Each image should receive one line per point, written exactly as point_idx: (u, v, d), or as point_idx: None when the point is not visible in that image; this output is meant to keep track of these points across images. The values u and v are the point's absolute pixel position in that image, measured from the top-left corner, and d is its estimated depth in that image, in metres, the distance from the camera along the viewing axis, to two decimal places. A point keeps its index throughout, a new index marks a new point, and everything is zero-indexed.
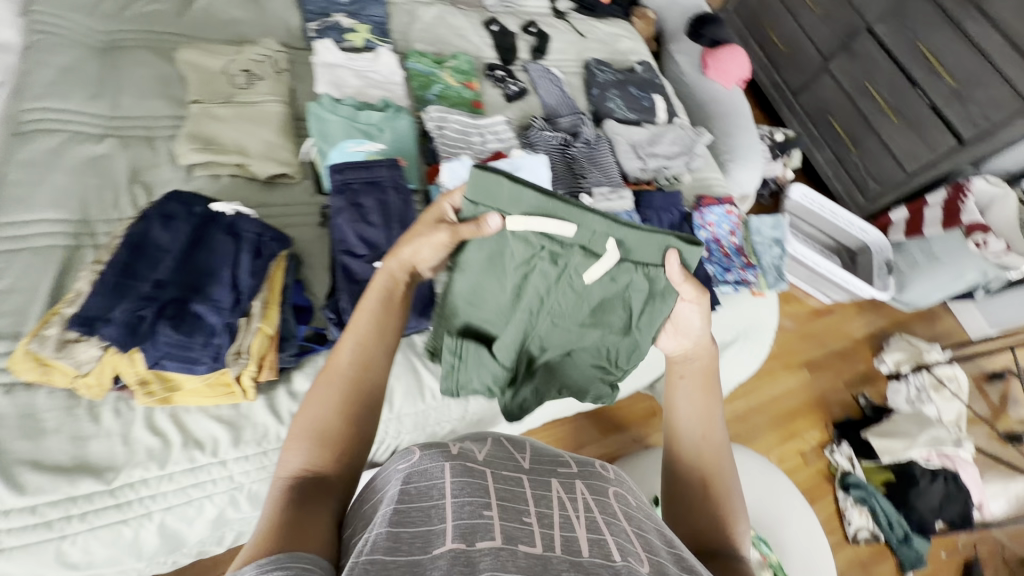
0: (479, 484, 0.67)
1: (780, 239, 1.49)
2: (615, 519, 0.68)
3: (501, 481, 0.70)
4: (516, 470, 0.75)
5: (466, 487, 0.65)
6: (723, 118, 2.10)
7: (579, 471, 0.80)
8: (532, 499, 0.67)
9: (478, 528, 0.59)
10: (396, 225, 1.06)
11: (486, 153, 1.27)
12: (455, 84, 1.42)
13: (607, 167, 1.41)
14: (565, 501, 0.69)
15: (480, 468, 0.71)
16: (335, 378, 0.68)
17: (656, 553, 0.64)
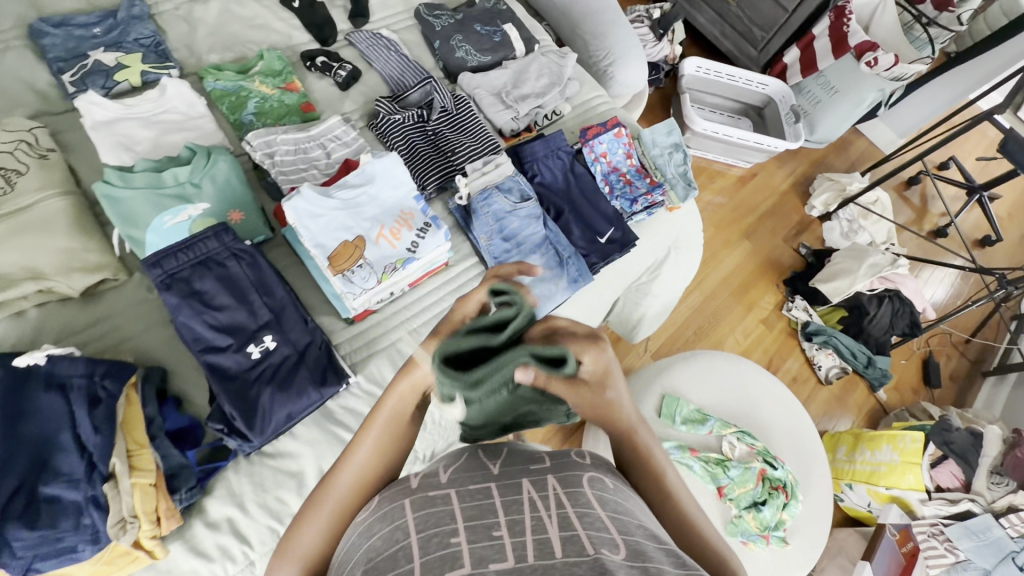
0: (447, 508, 0.50)
1: (678, 143, 1.39)
2: (589, 506, 0.51)
3: (466, 496, 0.52)
4: (484, 475, 0.55)
5: (432, 514, 0.49)
6: (590, 18, 1.91)
7: (554, 462, 0.57)
8: (501, 508, 0.50)
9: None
10: (253, 296, 0.91)
11: (335, 167, 1.10)
12: (272, 91, 1.20)
13: (477, 130, 1.26)
14: (536, 500, 0.51)
15: (444, 487, 0.53)
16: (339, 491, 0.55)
17: (631, 534, 0.48)
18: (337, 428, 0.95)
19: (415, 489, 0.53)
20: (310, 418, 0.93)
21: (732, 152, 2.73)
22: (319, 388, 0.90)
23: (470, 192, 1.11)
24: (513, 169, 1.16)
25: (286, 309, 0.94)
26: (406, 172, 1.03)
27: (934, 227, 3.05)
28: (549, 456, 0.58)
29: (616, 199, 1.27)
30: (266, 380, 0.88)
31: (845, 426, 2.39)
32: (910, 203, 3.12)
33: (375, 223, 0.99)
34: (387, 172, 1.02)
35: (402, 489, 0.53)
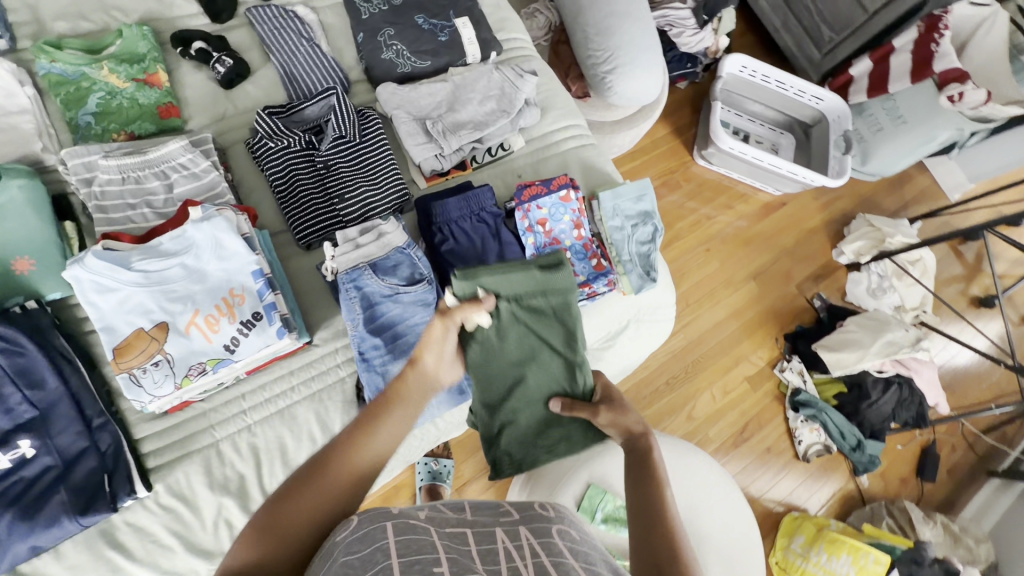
0: (431, 540, 0.48)
1: (650, 212, 1.08)
2: (563, 555, 0.49)
3: (447, 536, 0.50)
4: (459, 518, 0.53)
5: (414, 540, 0.47)
6: (596, 5, 1.52)
7: (523, 514, 0.54)
8: (477, 557, 0.48)
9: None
10: (15, 384, 0.73)
11: (175, 206, 0.87)
12: (123, 84, 0.93)
13: (381, 168, 0.99)
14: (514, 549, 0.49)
15: (423, 520, 0.51)
16: (302, 484, 0.52)
17: None
18: (117, 550, 0.78)
19: (398, 512, 0.50)
20: (80, 536, 0.76)
21: (762, 176, 2.27)
22: (77, 518, 0.72)
23: (336, 268, 0.88)
24: (406, 236, 0.92)
25: (61, 402, 0.76)
26: (240, 243, 0.79)
27: (980, 292, 2.50)
28: (516, 509, 0.56)
29: None
30: (10, 501, 0.71)
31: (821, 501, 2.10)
32: (962, 259, 2.55)
33: (189, 306, 0.76)
34: (210, 239, 0.77)
35: (384, 512, 0.50)
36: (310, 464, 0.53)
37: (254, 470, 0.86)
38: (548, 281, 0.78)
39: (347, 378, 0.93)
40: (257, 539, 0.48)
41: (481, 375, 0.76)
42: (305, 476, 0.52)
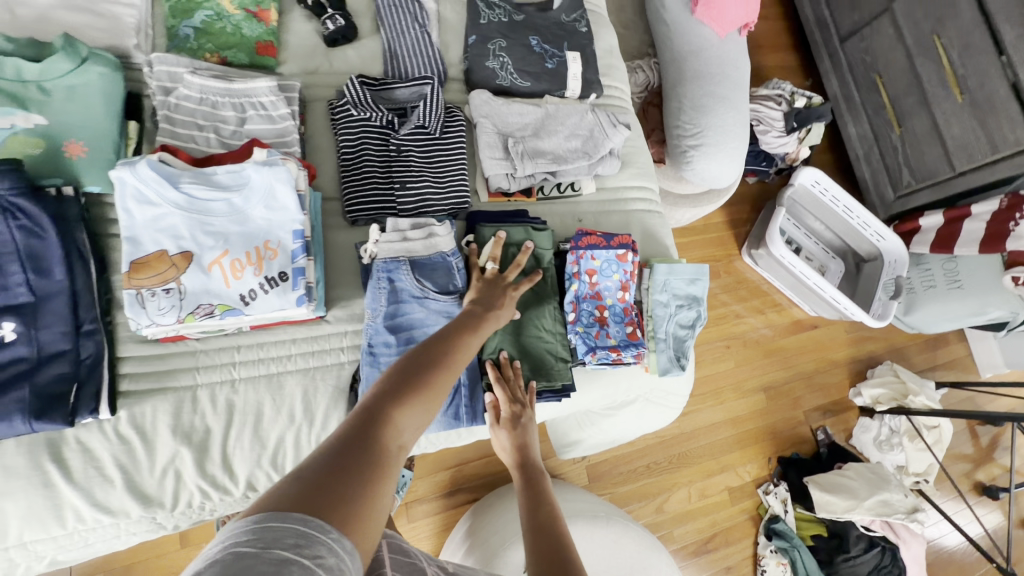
0: (418, 564, 0.61)
1: (698, 297, 1.03)
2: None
3: (434, 569, 0.62)
4: (443, 562, 0.66)
5: (407, 562, 0.59)
6: (700, 81, 1.52)
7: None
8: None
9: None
10: (18, 265, 0.69)
11: (241, 141, 0.85)
12: (233, 10, 0.93)
13: (449, 171, 0.96)
14: None
15: (413, 549, 0.64)
16: (391, 401, 0.54)
17: None
18: (53, 467, 0.72)
19: (391, 536, 0.63)
20: (24, 439, 0.71)
21: (803, 294, 2.22)
22: (31, 419, 0.67)
23: (375, 252, 0.83)
24: (451, 241, 0.87)
25: (58, 297, 0.72)
26: (293, 200, 0.76)
27: (987, 480, 2.34)
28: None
29: (570, 335, 0.94)
30: None
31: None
32: (976, 439, 2.40)
33: (220, 245, 0.73)
34: (261, 186, 0.74)
35: (384, 532, 0.62)
36: (389, 386, 0.56)
37: (222, 428, 0.80)
38: (538, 231, 0.95)
39: (347, 365, 0.88)
40: (352, 437, 0.48)
41: None
42: (395, 393, 0.56)
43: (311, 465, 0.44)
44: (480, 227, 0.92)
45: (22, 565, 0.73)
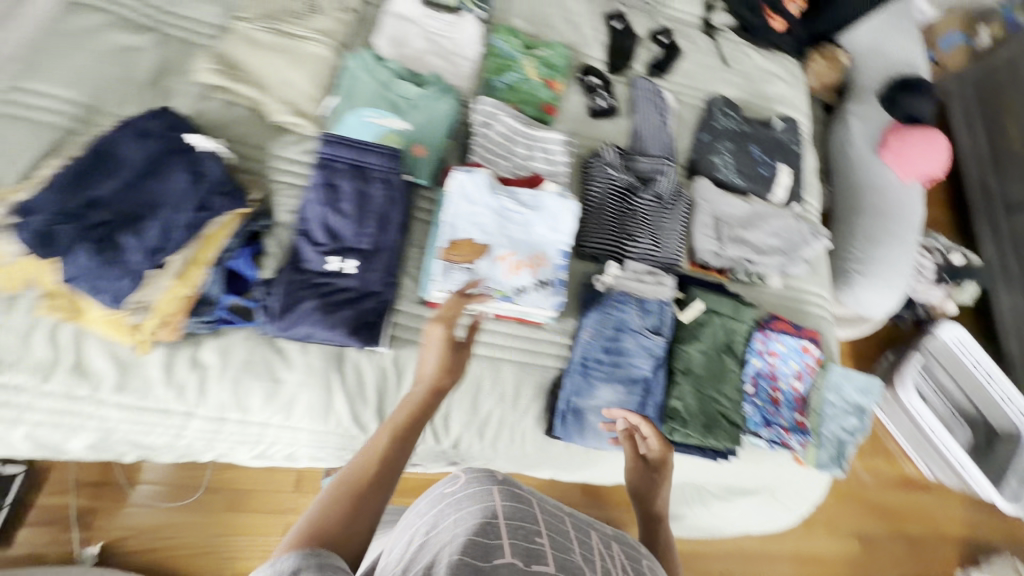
0: (532, 512, 0.54)
1: (867, 408, 1.09)
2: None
3: (549, 514, 0.56)
4: (556, 505, 0.60)
5: (519, 510, 0.53)
6: (875, 216, 1.63)
7: (615, 533, 0.63)
8: (574, 538, 0.55)
9: (533, 542, 0.50)
10: (372, 221, 0.93)
11: (525, 173, 1.07)
12: (535, 77, 1.20)
13: (669, 236, 1.13)
14: (605, 554, 0.56)
15: (526, 491, 0.58)
16: (388, 440, 0.57)
17: None
18: (335, 374, 0.92)
19: (501, 480, 0.57)
20: (324, 347, 0.92)
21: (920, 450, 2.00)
22: (346, 334, 0.88)
23: (611, 284, 1.00)
24: (668, 295, 1.02)
25: (384, 251, 0.94)
26: (570, 227, 0.94)
27: None
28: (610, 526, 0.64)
29: (747, 404, 1.04)
30: (319, 292, 0.88)
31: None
32: None
33: (511, 245, 0.93)
34: (551, 211, 0.94)
35: (490, 476, 0.58)
36: (393, 431, 0.58)
37: (451, 388, 0.97)
38: (740, 306, 1.07)
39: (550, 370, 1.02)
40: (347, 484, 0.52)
41: (675, 350, 1.04)
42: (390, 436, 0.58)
43: (320, 514, 0.49)
44: (691, 287, 1.07)
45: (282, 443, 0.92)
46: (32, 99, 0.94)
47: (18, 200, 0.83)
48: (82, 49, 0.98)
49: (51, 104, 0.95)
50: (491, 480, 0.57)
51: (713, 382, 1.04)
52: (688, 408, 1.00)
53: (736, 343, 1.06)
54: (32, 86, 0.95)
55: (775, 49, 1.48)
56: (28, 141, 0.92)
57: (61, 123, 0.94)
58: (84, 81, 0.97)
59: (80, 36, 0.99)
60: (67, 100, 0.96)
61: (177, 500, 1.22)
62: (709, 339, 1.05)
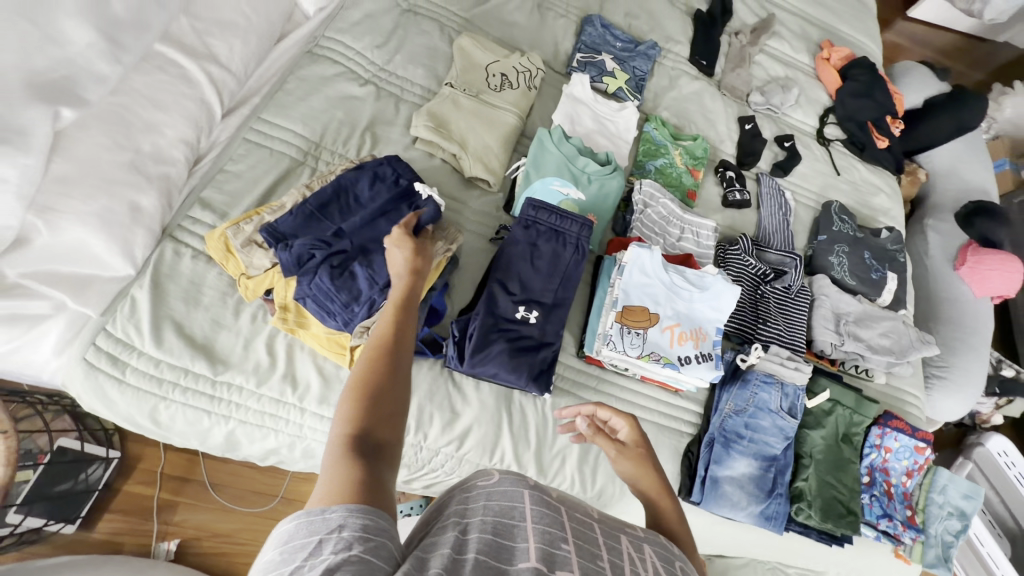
0: (561, 520, 0.49)
1: (969, 513, 1.15)
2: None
3: (578, 522, 0.51)
4: (586, 510, 0.55)
5: (546, 515, 0.48)
6: (951, 326, 1.74)
7: (646, 533, 0.57)
8: (606, 547, 0.49)
9: (559, 547, 0.45)
10: (556, 279, 1.04)
11: (676, 251, 1.18)
12: (680, 165, 1.34)
13: (795, 326, 1.22)
14: (635, 562, 0.50)
15: (558, 500, 0.52)
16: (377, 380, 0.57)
17: None
18: (505, 412, 1.00)
19: (532, 484, 0.52)
20: (496, 387, 1.01)
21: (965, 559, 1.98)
22: (528, 379, 0.96)
23: (756, 362, 1.09)
24: (803, 382, 1.10)
25: (561, 306, 1.04)
26: (728, 309, 1.05)
27: None
28: (639, 527, 0.58)
29: (869, 498, 1.11)
30: (508, 337, 0.97)
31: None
32: None
33: (676, 318, 1.04)
34: (713, 291, 1.05)
35: (523, 479, 0.52)
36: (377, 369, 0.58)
37: (600, 440, 1.04)
38: (862, 400, 1.15)
39: (687, 436, 1.08)
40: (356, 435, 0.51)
41: (800, 435, 1.12)
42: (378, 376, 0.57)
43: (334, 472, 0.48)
44: (817, 377, 1.17)
45: (445, 472, 0.98)
46: (271, 130, 1.08)
47: (265, 219, 0.94)
48: (316, 93, 1.13)
49: (285, 136, 1.08)
50: (521, 484, 0.52)
51: (835, 469, 1.10)
52: (815, 492, 1.07)
53: (855, 433, 1.14)
54: (273, 120, 1.08)
55: (877, 163, 1.63)
56: (266, 167, 1.04)
57: (293, 155, 1.07)
58: (313, 121, 1.10)
59: (315, 82, 1.14)
60: (298, 135, 1.09)
61: (249, 506, 1.26)
62: (832, 428, 1.13)
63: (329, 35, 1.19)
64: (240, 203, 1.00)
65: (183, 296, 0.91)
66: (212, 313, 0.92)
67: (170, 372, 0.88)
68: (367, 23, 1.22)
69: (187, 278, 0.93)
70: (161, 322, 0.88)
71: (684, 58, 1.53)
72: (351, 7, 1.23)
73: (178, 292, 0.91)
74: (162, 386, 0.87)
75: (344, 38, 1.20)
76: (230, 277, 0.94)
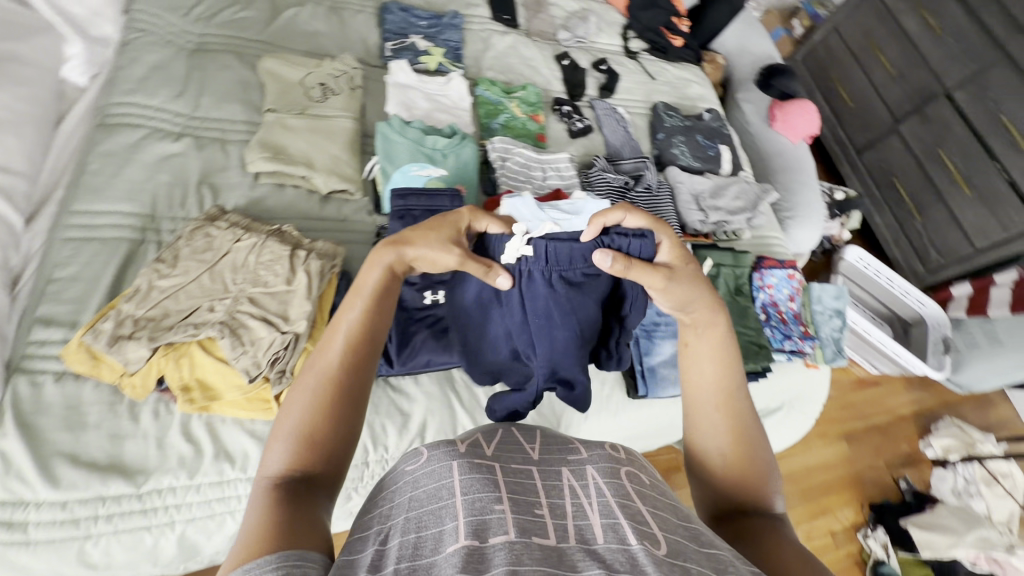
0: (490, 478, 0.57)
1: (842, 309, 1.40)
2: (629, 499, 0.57)
3: (510, 473, 0.60)
4: (525, 458, 0.64)
5: (477, 480, 0.56)
6: (786, 173, 2.03)
7: (590, 455, 0.67)
8: (544, 491, 0.57)
9: (492, 510, 0.52)
10: None
11: (546, 190, 1.26)
12: (521, 115, 1.42)
13: (667, 216, 1.37)
14: (577, 489, 0.59)
15: (489, 460, 0.60)
16: (311, 415, 0.57)
17: (671, 532, 0.53)
18: (451, 391, 1.03)
19: (461, 454, 0.60)
20: (435, 375, 1.03)
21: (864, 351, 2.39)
22: (461, 353, 1.00)
23: None
24: None
25: None
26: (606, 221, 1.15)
27: None
28: (583, 450, 0.68)
29: (770, 328, 1.30)
30: (427, 324, 1.02)
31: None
32: None
33: None
34: (588, 211, 1.14)
35: (451, 451, 0.61)
36: (311, 404, 0.58)
37: None
38: (737, 255, 1.34)
39: None
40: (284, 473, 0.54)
41: None
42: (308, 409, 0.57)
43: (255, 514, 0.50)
44: (699, 250, 1.33)
45: None
46: (92, 219, 0.97)
47: (124, 309, 0.86)
48: (127, 164, 1.03)
49: (112, 219, 0.98)
50: (451, 456, 0.60)
51: (738, 318, 1.28)
52: (730, 342, 1.23)
53: (741, 283, 1.32)
54: (89, 208, 0.97)
55: (681, 60, 1.84)
56: (103, 258, 0.94)
57: (128, 236, 0.97)
58: (137, 193, 1.01)
59: (121, 153, 1.03)
60: (126, 213, 0.99)
61: None
62: (724, 286, 1.29)
63: (116, 100, 1.09)
64: (87, 307, 0.89)
65: (63, 426, 0.81)
66: (106, 429, 0.83)
67: (83, 508, 0.79)
68: (157, 75, 1.13)
69: (60, 404, 0.82)
70: (48, 461, 0.78)
71: (489, 18, 1.60)
72: (128, 63, 1.13)
73: (55, 423, 0.81)
74: (80, 525, 0.78)
75: (135, 98, 1.09)
76: (111, 384, 0.85)
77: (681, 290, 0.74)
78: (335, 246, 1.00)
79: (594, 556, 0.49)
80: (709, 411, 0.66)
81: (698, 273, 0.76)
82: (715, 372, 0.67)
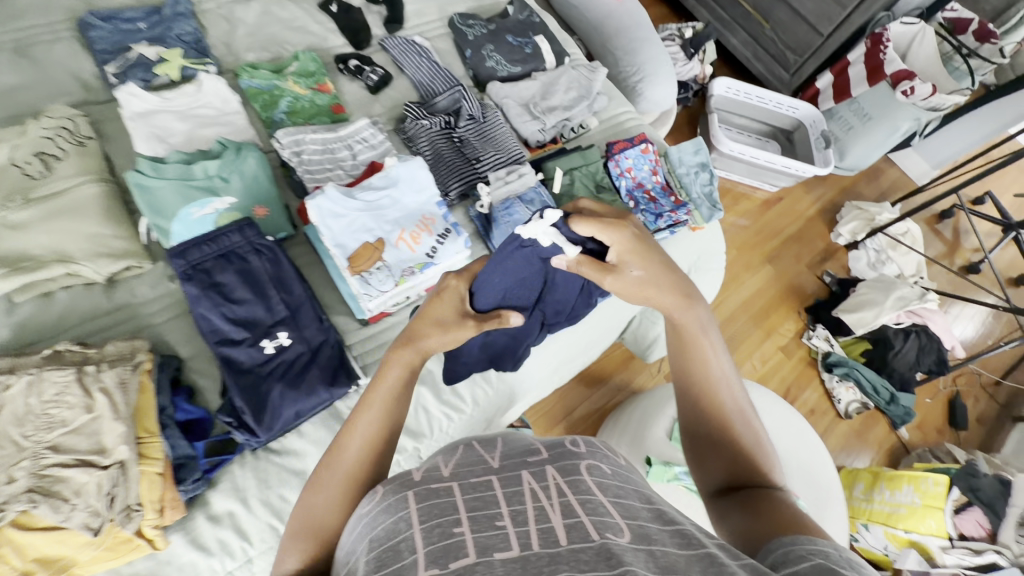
0: (451, 499, 0.45)
1: (705, 162, 1.37)
2: (590, 493, 0.47)
3: (469, 488, 0.47)
4: (484, 468, 0.50)
5: (437, 504, 0.45)
6: (621, 35, 1.91)
7: (553, 454, 0.52)
8: (504, 497, 0.46)
9: (456, 534, 0.42)
10: (272, 291, 0.92)
11: (361, 168, 1.12)
12: (304, 91, 1.22)
13: (503, 140, 1.26)
14: (539, 490, 0.47)
15: (447, 479, 0.48)
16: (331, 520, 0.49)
17: (635, 518, 0.45)
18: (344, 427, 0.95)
19: (418, 481, 0.48)
20: (318, 418, 0.93)
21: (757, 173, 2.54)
22: (329, 387, 0.89)
23: (490, 201, 1.10)
24: (533, 179, 1.15)
25: (303, 307, 0.95)
26: (429, 180, 1.04)
27: (966, 262, 2.74)
28: (546, 448, 0.54)
29: (641, 213, 1.25)
30: (277, 376, 0.88)
31: (864, 463, 2.24)
32: (941, 235, 2.82)
33: (396, 225, 0.99)
34: (409, 179, 1.02)
35: (403, 482, 0.48)
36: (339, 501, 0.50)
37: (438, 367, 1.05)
38: (586, 152, 1.26)
39: None
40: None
41: None
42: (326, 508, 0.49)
43: None
44: (546, 164, 1.23)
45: None
46: None
47: None
48: None
49: None
50: (405, 487, 0.47)
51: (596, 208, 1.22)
52: None
53: (580, 173, 1.23)
54: None
55: None
56: None
57: None
58: None
59: None
60: None
61: None
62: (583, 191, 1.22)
63: None
64: None
65: None
66: None
67: None
68: None
69: None
70: None
71: None
72: None
73: None
74: None
75: None
76: None
77: (641, 295, 0.65)
78: (132, 343, 0.85)
79: (561, 560, 0.40)
80: (690, 393, 0.61)
81: (637, 277, 0.65)
82: (693, 364, 0.61)
